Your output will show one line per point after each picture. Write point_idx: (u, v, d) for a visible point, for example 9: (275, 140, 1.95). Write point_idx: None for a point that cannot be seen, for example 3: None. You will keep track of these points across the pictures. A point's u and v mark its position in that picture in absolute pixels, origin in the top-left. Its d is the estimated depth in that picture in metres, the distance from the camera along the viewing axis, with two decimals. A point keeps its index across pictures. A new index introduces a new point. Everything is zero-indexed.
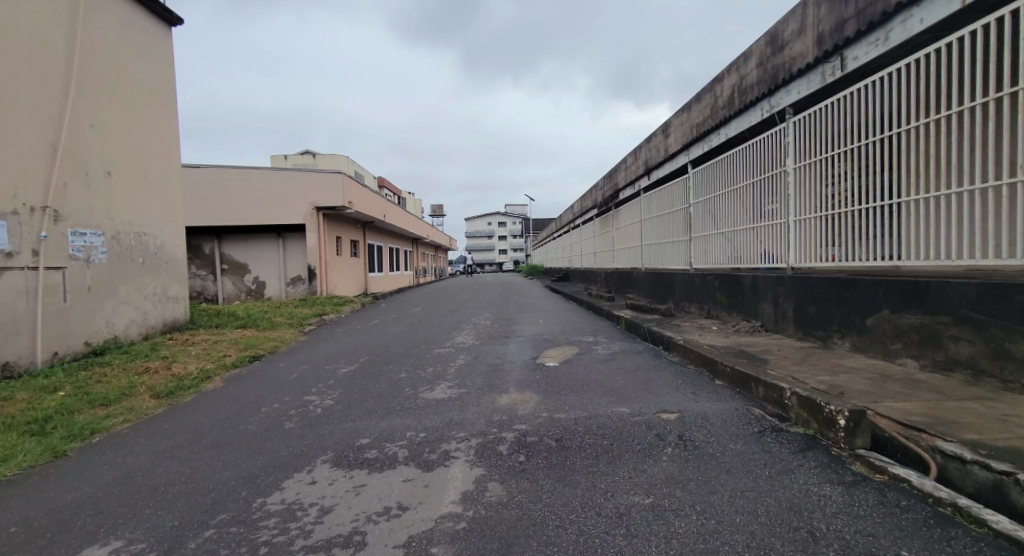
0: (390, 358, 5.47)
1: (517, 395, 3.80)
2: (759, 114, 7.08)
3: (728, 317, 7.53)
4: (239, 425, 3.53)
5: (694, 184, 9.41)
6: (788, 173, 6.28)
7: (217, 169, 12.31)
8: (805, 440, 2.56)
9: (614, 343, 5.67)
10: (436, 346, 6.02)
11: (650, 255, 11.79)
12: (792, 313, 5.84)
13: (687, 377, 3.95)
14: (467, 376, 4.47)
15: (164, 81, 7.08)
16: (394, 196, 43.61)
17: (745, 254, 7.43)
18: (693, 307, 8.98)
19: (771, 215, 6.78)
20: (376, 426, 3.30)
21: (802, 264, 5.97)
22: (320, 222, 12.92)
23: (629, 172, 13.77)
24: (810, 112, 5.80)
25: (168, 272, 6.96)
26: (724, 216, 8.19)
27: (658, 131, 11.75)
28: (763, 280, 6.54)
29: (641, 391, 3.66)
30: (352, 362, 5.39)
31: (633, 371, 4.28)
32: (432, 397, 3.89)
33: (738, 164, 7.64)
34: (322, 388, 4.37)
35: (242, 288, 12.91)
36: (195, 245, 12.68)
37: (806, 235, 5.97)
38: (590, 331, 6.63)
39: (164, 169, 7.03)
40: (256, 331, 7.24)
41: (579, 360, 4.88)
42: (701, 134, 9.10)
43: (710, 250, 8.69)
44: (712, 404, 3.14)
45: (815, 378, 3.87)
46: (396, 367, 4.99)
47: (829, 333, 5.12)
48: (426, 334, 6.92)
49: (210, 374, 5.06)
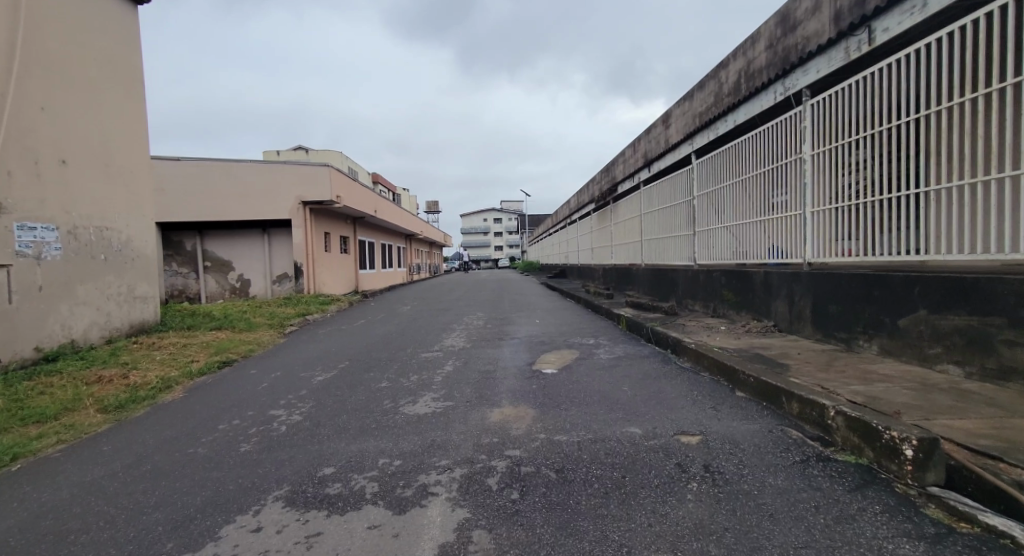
0: (371, 364, 4.99)
1: (510, 409, 3.34)
2: (770, 98, 6.58)
3: (737, 316, 7.09)
4: (187, 447, 3.03)
5: (698, 176, 8.94)
6: (803, 161, 5.80)
7: (198, 162, 11.75)
8: (860, 473, 2.11)
9: (617, 346, 5.19)
10: (423, 350, 5.53)
11: (650, 250, 11.33)
12: (809, 313, 5.40)
13: (703, 388, 3.48)
14: (455, 386, 4.00)
15: (129, 65, 6.53)
16: (388, 192, 42.86)
17: (754, 249, 6.98)
18: (697, 306, 8.54)
19: (782, 207, 6.33)
20: (344, 450, 2.82)
21: (818, 260, 5.53)
22: (306, 218, 12.41)
23: (628, 165, 13.30)
24: (831, 93, 5.32)
25: (136, 270, 6.44)
26: (731, 209, 7.74)
27: (658, 122, 11.26)
28: (775, 277, 6.10)
29: (652, 405, 3.19)
30: (330, 369, 4.89)
31: (641, 381, 3.81)
32: (413, 412, 3.40)
33: (747, 153, 7.16)
34: (292, 400, 3.88)
35: (226, 286, 12.38)
36: (176, 241, 12.14)
37: (823, 228, 5.51)
38: (590, 332, 6.16)
39: (131, 160, 6.48)
40: (231, 333, 6.72)
41: (580, 367, 4.41)
42: (706, 123, 8.61)
43: (715, 245, 8.24)
44: (740, 423, 2.68)
45: (847, 388, 3.43)
46: (377, 375, 4.52)
47: (854, 334, 4.68)
48: (414, 336, 6.44)
49: (170, 383, 4.55)
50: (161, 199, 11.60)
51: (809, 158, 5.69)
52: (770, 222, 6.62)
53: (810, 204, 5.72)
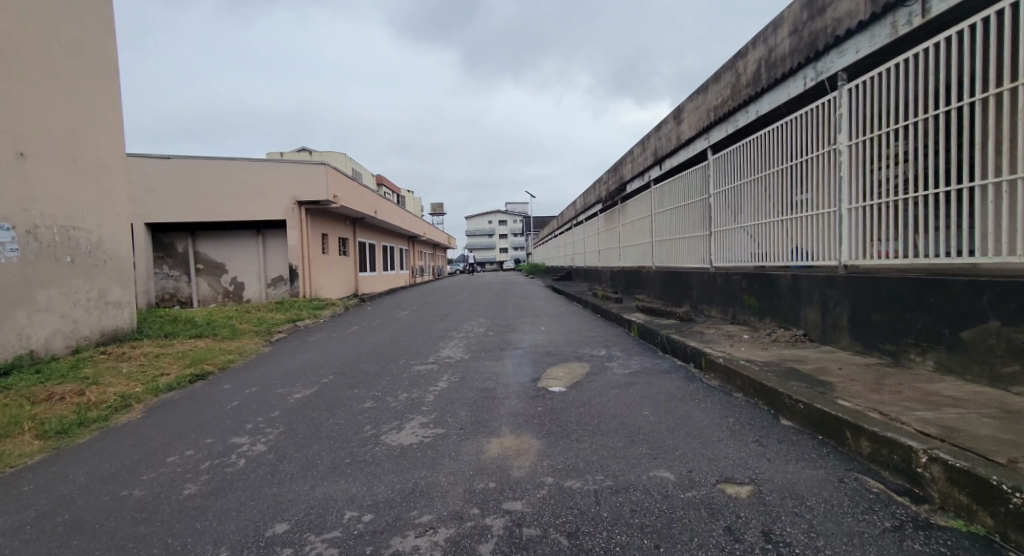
0: (358, 378, 4.47)
1: (511, 439, 2.81)
2: (798, 85, 5.99)
3: (760, 323, 6.52)
4: (119, 488, 2.51)
5: (715, 173, 8.38)
6: (837, 152, 5.23)
7: (190, 160, 11.31)
8: (981, 548, 1.53)
9: (633, 359, 4.64)
10: (417, 361, 5.01)
11: (661, 252, 10.77)
12: (847, 322, 4.83)
13: (741, 415, 2.93)
14: (448, 408, 3.47)
15: (102, 53, 6.08)
16: (393, 195, 42.46)
17: (778, 250, 6.42)
18: (714, 312, 7.97)
19: (811, 204, 5.76)
20: (306, 495, 2.30)
21: (857, 261, 4.94)
22: (301, 218, 11.95)
23: (636, 164, 12.77)
24: (873, 75, 4.74)
25: (109, 273, 5.97)
26: (750, 207, 7.17)
27: (669, 117, 10.73)
28: (805, 280, 5.54)
29: (681, 438, 2.64)
30: (311, 384, 4.38)
31: (665, 404, 3.27)
32: (396, 442, 2.88)
33: (772, 145, 6.58)
34: (260, 425, 3.36)
35: (219, 289, 11.93)
36: (167, 243, 11.69)
37: (861, 226, 4.91)
38: (601, 342, 5.61)
39: (103, 155, 6.03)
40: (212, 341, 6.23)
41: (592, 384, 3.86)
42: (723, 115, 8.04)
43: (734, 246, 7.67)
44: (799, 470, 2.11)
45: (912, 415, 2.87)
46: (362, 392, 4.01)
47: (903, 347, 4.12)
48: (408, 346, 5.91)
49: (129, 401, 4.03)
50: (151, 198, 11.17)
51: (845, 149, 5.10)
52: (797, 220, 6.04)
53: (845, 200, 5.13)
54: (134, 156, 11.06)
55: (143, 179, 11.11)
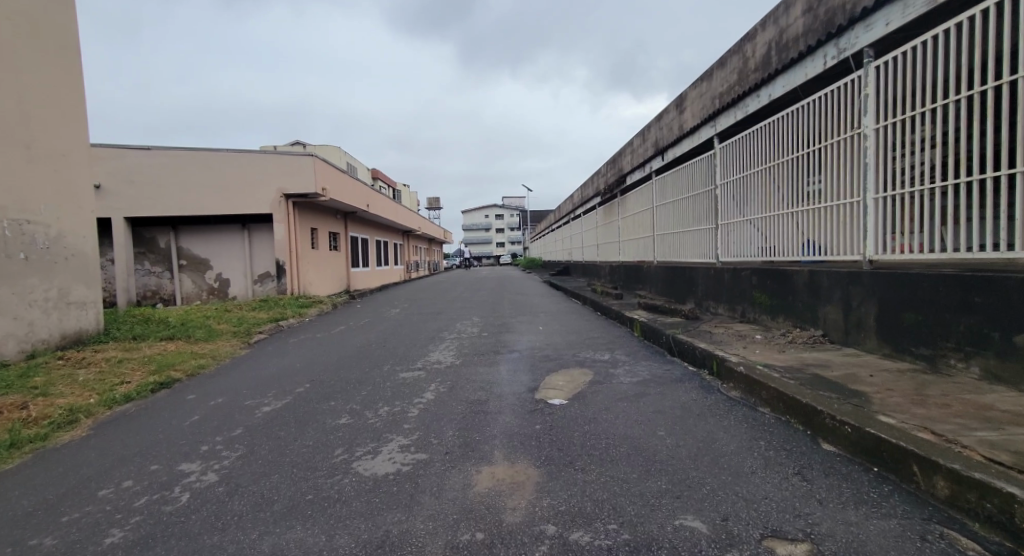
0: (336, 387, 4.03)
1: (505, 469, 2.38)
2: (815, 66, 5.53)
3: (772, 322, 6.12)
4: (28, 537, 2.05)
5: (721, 163, 7.93)
6: (861, 138, 4.78)
7: (171, 151, 10.80)
8: None
9: (640, 366, 4.21)
10: (403, 367, 4.57)
11: (664, 246, 10.35)
12: (873, 323, 4.44)
13: (773, 438, 2.52)
14: (434, 425, 3.04)
15: (58, 29, 5.56)
16: (388, 189, 41.83)
17: (793, 245, 6.01)
18: (721, 309, 7.56)
19: (828, 194, 5.33)
20: (252, 547, 1.87)
21: (884, 254, 4.52)
22: (289, 212, 11.45)
23: (636, 156, 12.32)
24: (905, 50, 4.27)
25: (71, 271, 5.48)
26: (762, 200, 6.74)
27: (671, 106, 10.26)
28: (824, 277, 5.12)
29: (708, 470, 2.22)
30: (283, 394, 3.93)
31: (681, 422, 2.85)
32: (371, 472, 2.45)
33: (785, 132, 6.14)
34: (217, 447, 2.91)
35: (202, 286, 11.44)
36: (148, 238, 11.16)
37: (889, 218, 4.48)
38: (604, 344, 5.20)
39: (62, 142, 5.52)
40: (184, 344, 5.76)
41: (597, 397, 3.43)
42: (731, 101, 7.57)
43: (743, 240, 7.25)
44: (865, 521, 1.69)
45: (971, 435, 2.47)
46: (339, 405, 3.57)
47: (942, 351, 3.74)
48: (396, 349, 5.46)
49: (76, 416, 3.57)
50: (130, 191, 10.65)
51: (871, 133, 4.64)
52: (814, 212, 5.59)
53: (871, 189, 4.67)
54: (111, 146, 10.51)
55: (122, 171, 10.59)
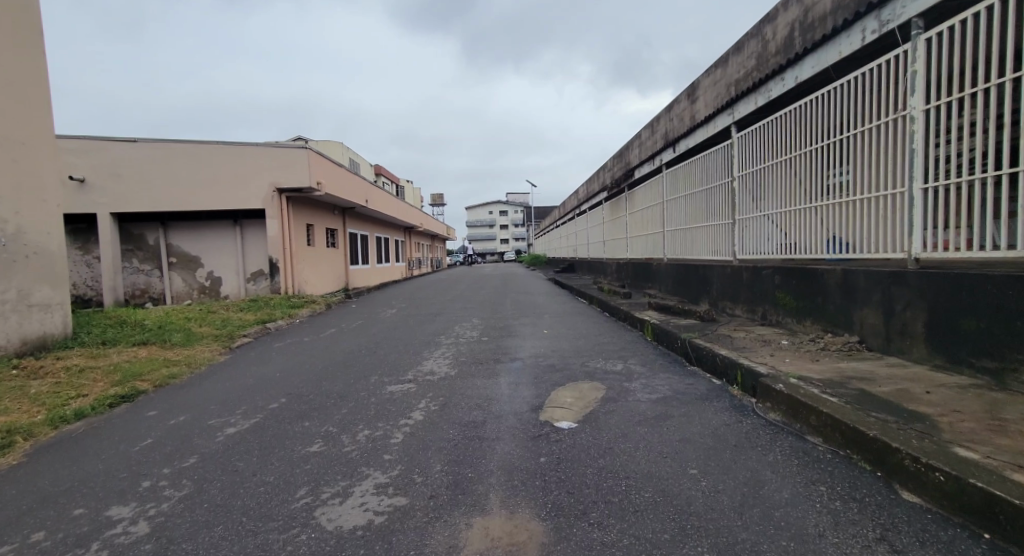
0: (313, 404, 3.56)
1: (501, 524, 1.90)
2: (849, 42, 4.95)
3: (798, 326, 5.61)
4: None
5: (739, 153, 7.38)
6: (905, 121, 4.23)
7: (158, 143, 10.36)
8: None
9: (658, 379, 3.71)
10: (391, 379, 4.09)
11: (675, 243, 9.84)
12: (922, 329, 3.92)
13: (837, 483, 2.01)
14: (420, 456, 2.56)
15: (15, 7, 5.09)
16: (391, 185, 41.34)
17: (822, 241, 5.48)
18: (739, 310, 7.06)
19: (863, 186, 4.79)
20: None
21: (933, 252, 3.95)
22: (282, 207, 10.99)
23: (645, 149, 11.78)
24: (961, 18, 3.70)
25: (33, 270, 5.03)
26: (784, 192, 6.20)
27: (682, 95, 9.72)
28: (862, 277, 4.58)
29: (763, 533, 1.72)
30: (253, 412, 3.47)
31: (717, 455, 2.36)
32: (336, 524, 1.97)
33: (812, 118, 5.58)
34: (161, 483, 2.44)
35: (193, 285, 11.01)
36: (137, 234, 10.73)
37: (937, 212, 3.94)
38: (616, 351, 4.71)
39: (22, 130, 5.07)
40: (157, 350, 5.30)
41: (612, 419, 2.94)
42: (751, 86, 6.98)
43: (763, 236, 6.73)
44: None
45: None
46: (313, 427, 3.09)
47: (1014, 364, 3.22)
48: (387, 356, 4.99)
49: (12, 438, 3.10)
50: (117, 186, 10.22)
51: (919, 115, 4.03)
52: (848, 205, 5.03)
53: (917, 179, 4.08)
54: (97, 139, 10.07)
55: (108, 165, 10.16)
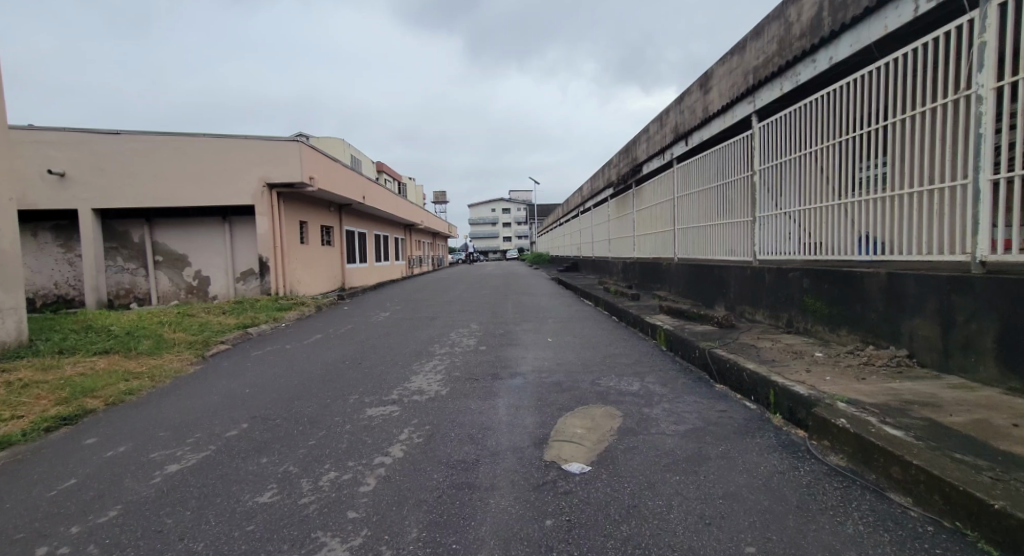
0: (279, 432, 3.03)
1: None
2: (893, 17, 4.35)
3: (832, 335, 5.03)
4: None
5: (760, 145, 6.78)
6: (965, 103, 3.64)
7: (142, 136, 9.84)
8: None
9: (683, 404, 3.16)
10: (372, 399, 3.55)
11: (687, 242, 9.27)
12: (992, 345, 3.34)
13: None
14: (391, 515, 2.01)
15: None
16: (393, 182, 40.82)
17: (857, 240, 4.90)
18: (761, 316, 6.49)
19: (910, 179, 4.21)
20: None
21: (1002, 256, 3.38)
22: (272, 203, 10.46)
23: (653, 144, 11.20)
24: None
25: None
26: (811, 188, 5.60)
27: (694, 86, 9.14)
28: (913, 283, 4.00)
29: None
30: (207, 442, 2.93)
31: (780, 523, 1.79)
32: None
33: (845, 103, 4.98)
34: (60, 550, 1.90)
35: (180, 284, 10.51)
36: (121, 232, 10.23)
37: (1008, 207, 3.36)
38: (629, 367, 4.17)
39: None
40: (119, 360, 4.77)
41: (634, 462, 2.39)
42: (774, 71, 6.35)
43: (786, 235, 6.15)
44: None
45: None
46: (269, 466, 2.55)
47: None
48: (372, 369, 4.45)
49: None
50: (98, 180, 9.70)
51: (988, 95, 3.41)
52: (890, 201, 4.43)
53: (984, 170, 3.48)
54: (77, 130, 9.58)
55: (89, 158, 9.65)
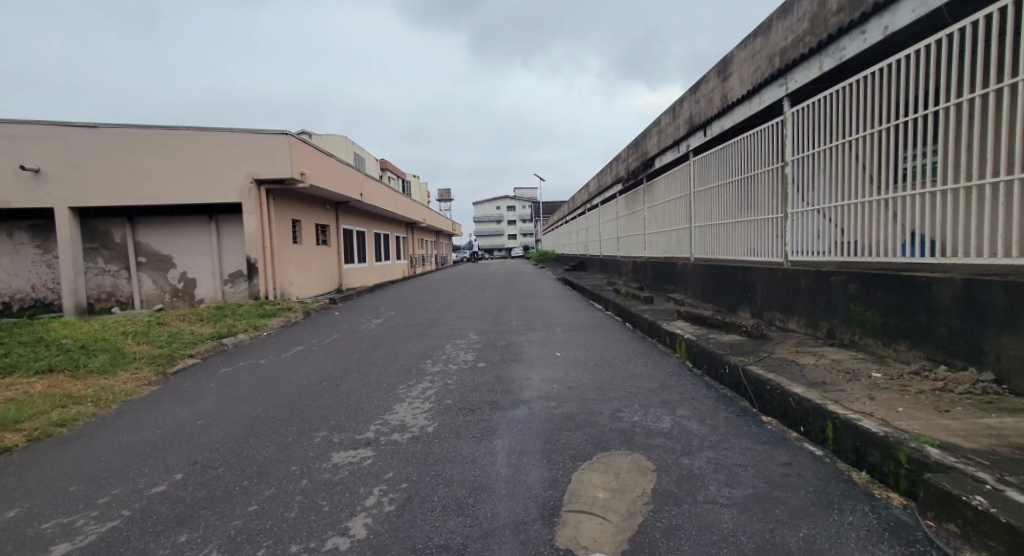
0: (217, 489, 2.38)
1: None
2: None
3: (888, 350, 4.32)
4: None
5: (792, 132, 6.01)
6: None
7: (120, 130, 9.25)
8: None
9: (733, 454, 2.47)
10: (342, 440, 2.88)
11: (705, 241, 8.54)
12: None
13: None
14: None
15: None
16: (395, 181, 40.24)
17: (912, 241, 4.16)
18: (796, 324, 5.76)
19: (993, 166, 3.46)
20: None
21: None
22: (260, 200, 9.84)
23: (665, 137, 10.48)
24: None
25: None
26: (852, 179, 4.88)
27: (711, 73, 8.41)
28: (1002, 292, 3.27)
29: None
30: (121, 505, 2.28)
31: None
32: None
33: (898, 78, 4.24)
34: None
35: (164, 287, 9.92)
36: (101, 231, 9.65)
37: None
38: (655, 394, 3.48)
39: None
40: (61, 381, 4.14)
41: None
42: (809, 49, 5.60)
43: (822, 233, 5.43)
44: None
45: None
46: (185, 550, 1.89)
47: None
48: (350, 394, 3.79)
49: None
50: (74, 176, 9.10)
51: None
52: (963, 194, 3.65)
53: None
54: (52, 124, 9.01)
55: (65, 153, 9.05)
